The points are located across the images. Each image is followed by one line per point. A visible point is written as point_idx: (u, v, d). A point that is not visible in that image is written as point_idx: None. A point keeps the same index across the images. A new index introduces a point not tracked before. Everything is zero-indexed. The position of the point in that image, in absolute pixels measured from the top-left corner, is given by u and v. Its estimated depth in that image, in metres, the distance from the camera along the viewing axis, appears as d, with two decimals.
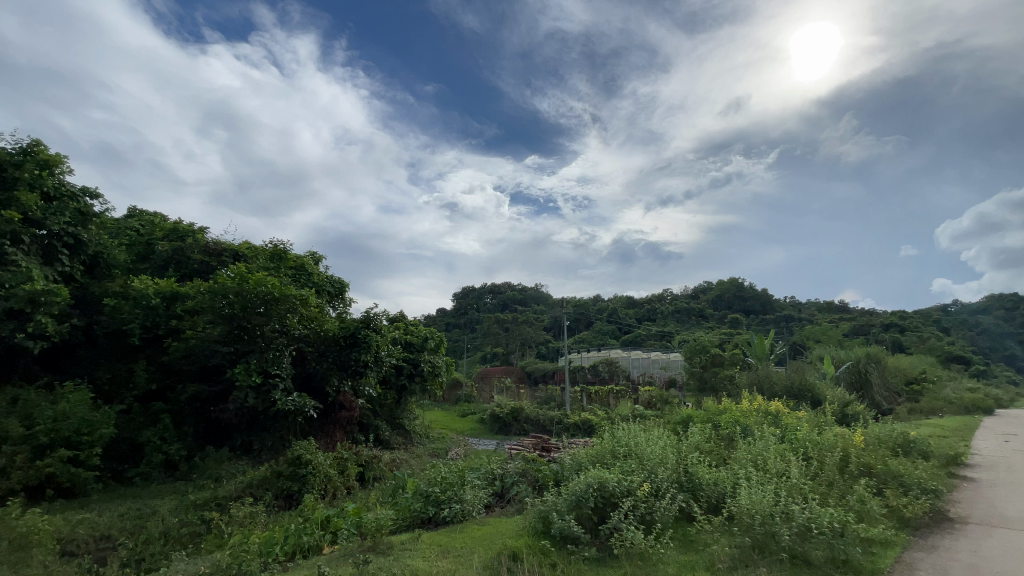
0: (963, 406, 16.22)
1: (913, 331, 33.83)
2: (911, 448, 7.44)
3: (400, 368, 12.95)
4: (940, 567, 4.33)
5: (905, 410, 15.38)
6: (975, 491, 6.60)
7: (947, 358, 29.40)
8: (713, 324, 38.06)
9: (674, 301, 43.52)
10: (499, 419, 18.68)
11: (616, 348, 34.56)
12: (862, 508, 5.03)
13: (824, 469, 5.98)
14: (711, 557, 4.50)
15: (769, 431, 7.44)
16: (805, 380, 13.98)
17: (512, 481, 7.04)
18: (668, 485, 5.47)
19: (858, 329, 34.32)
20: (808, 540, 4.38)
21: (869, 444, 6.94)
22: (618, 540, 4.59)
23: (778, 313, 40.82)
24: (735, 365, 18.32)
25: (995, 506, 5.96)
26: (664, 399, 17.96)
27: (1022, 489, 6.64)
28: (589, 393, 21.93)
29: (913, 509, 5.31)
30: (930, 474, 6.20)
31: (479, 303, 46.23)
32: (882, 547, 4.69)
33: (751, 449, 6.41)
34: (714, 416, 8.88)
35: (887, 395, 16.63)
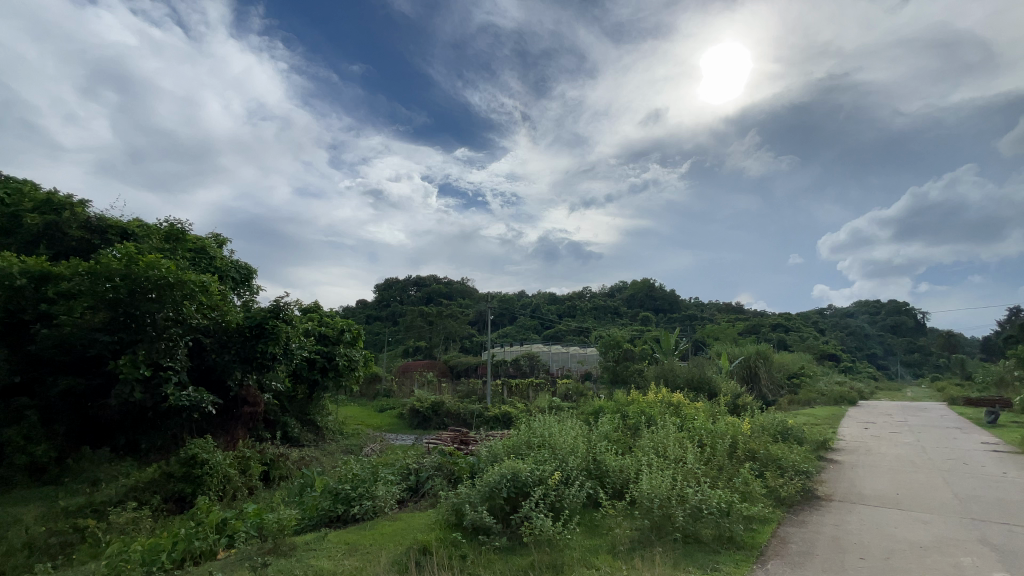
0: (832, 398, 18.60)
1: (795, 331, 38.04)
2: (788, 435, 8.38)
3: (313, 361, 12.34)
4: (807, 540, 4.92)
5: (785, 401, 17.27)
6: (838, 472, 7.60)
7: (822, 355, 33.40)
8: (628, 321, 40.20)
9: (593, 299, 45.36)
10: (418, 413, 18.43)
11: (537, 342, 35.40)
12: (746, 490, 5.57)
13: (716, 455, 6.57)
14: (614, 540, 4.77)
15: (671, 420, 7.99)
16: (704, 374, 15.22)
17: (427, 475, 6.98)
18: (578, 473, 5.72)
19: (751, 328, 37.96)
20: (699, 520, 4.78)
21: (755, 432, 7.71)
22: (528, 529, 4.67)
23: (685, 312, 44.03)
24: (644, 360, 19.50)
25: (854, 484, 6.89)
26: (580, 391, 18.71)
27: (874, 469, 7.75)
28: (509, 387, 22.30)
29: (788, 489, 5.97)
30: (803, 457, 7.03)
31: (402, 296, 45.11)
32: (761, 524, 5.23)
33: (654, 437, 6.84)
34: (622, 407, 9.39)
35: (772, 387, 18.57)
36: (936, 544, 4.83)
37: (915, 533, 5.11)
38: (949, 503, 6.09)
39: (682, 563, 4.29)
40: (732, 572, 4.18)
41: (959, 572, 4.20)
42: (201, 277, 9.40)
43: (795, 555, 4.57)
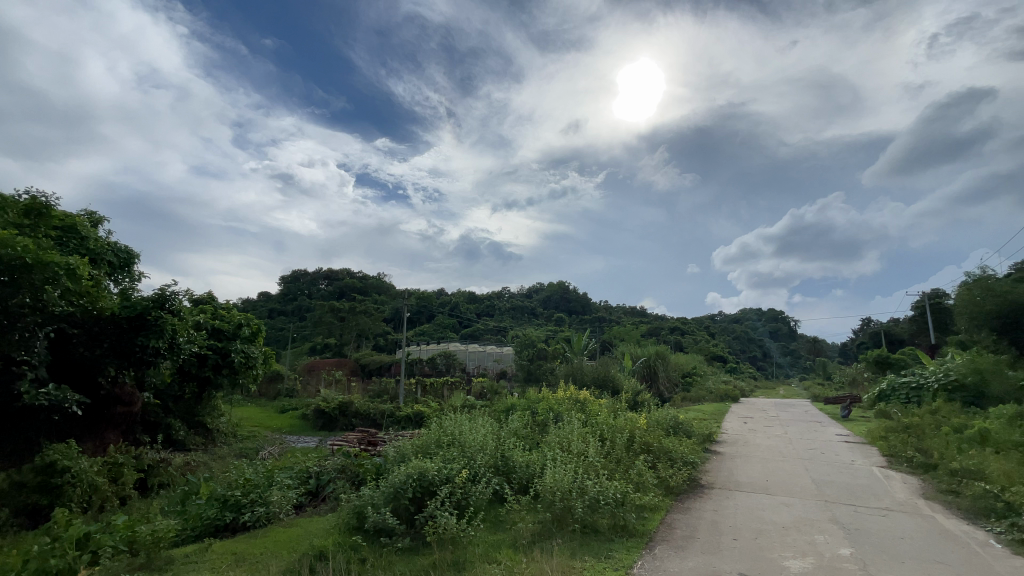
0: (719, 395, 20.54)
1: (691, 334, 41.49)
2: (679, 429, 9.13)
3: (204, 357, 11.19)
4: (689, 525, 5.40)
5: (679, 399, 18.79)
6: (720, 462, 8.42)
7: (713, 356, 36.80)
8: (543, 321, 41.39)
9: (511, 299, 46.03)
10: (324, 413, 17.57)
11: (454, 340, 35.26)
12: (640, 480, 5.99)
13: (615, 448, 6.98)
14: (516, 534, 4.90)
15: (576, 416, 8.36)
16: (609, 372, 16.11)
17: (328, 478, 6.66)
18: (485, 470, 5.79)
19: (654, 330, 40.79)
20: (596, 510, 5.05)
21: (651, 427, 8.29)
22: (431, 527, 4.63)
23: (596, 315, 46.23)
24: (556, 358, 20.19)
25: (732, 473, 7.69)
26: (493, 390, 18.92)
27: (749, 459, 8.67)
28: (423, 386, 21.96)
29: (676, 479, 6.50)
30: (691, 450, 7.69)
31: (312, 290, 42.64)
32: (652, 512, 5.63)
33: (561, 433, 7.09)
34: (533, 404, 9.66)
35: (669, 385, 20.11)
36: (795, 524, 5.51)
37: (780, 515, 5.80)
38: (807, 487, 6.99)
39: (579, 553, 4.51)
40: (623, 557, 4.48)
41: (810, 547, 4.85)
42: (68, 258, 8.12)
43: (680, 539, 4.99)
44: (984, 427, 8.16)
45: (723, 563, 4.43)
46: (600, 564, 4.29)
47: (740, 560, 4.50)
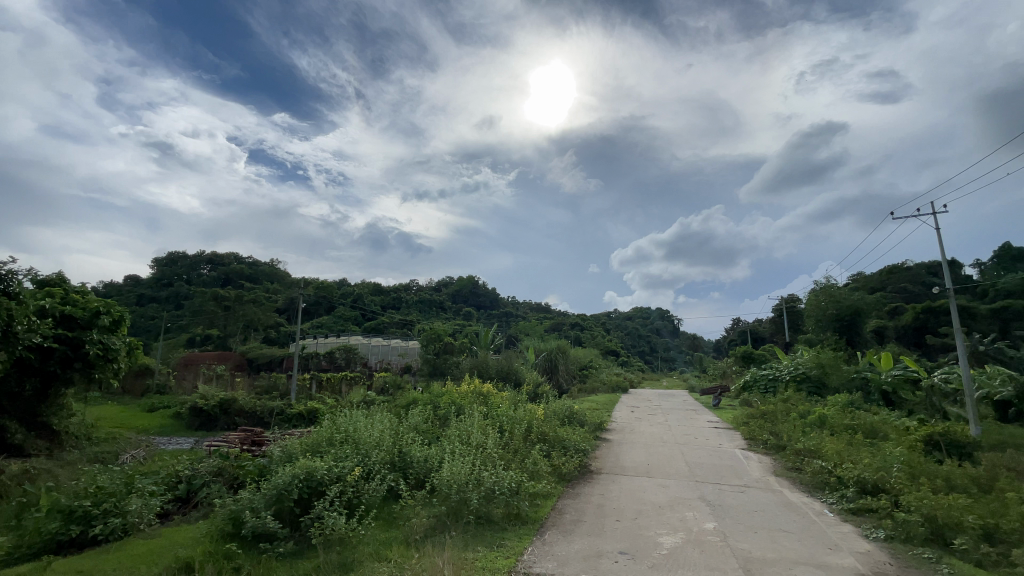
0: (611, 387, 21.98)
1: (590, 330, 43.86)
2: (574, 419, 9.60)
3: (49, 349, 9.58)
4: (577, 509, 5.71)
5: (576, 391, 19.81)
6: (608, 449, 9.01)
7: (607, 351, 39.28)
8: (450, 315, 41.19)
9: (418, 292, 45.14)
10: (202, 412, 15.92)
11: (355, 333, 33.78)
12: (534, 469, 6.21)
13: (513, 439, 7.15)
14: (410, 530, 4.85)
15: (477, 409, 8.43)
16: (512, 365, 16.48)
17: (202, 482, 6.04)
18: (380, 466, 5.64)
19: (556, 326, 42.46)
20: (491, 500, 5.14)
21: (549, 417, 8.64)
22: (317, 530, 4.37)
23: (502, 310, 46.99)
24: (462, 352, 20.17)
25: (619, 459, 8.27)
26: (396, 384, 18.43)
27: (634, 445, 9.40)
28: (319, 381, 20.77)
29: (569, 466, 6.85)
30: (583, 438, 8.14)
31: (191, 275, 38.21)
32: (544, 499, 5.87)
33: (460, 426, 7.10)
34: (435, 398, 9.58)
35: (568, 378, 21.09)
36: (670, 503, 6.06)
37: (657, 495, 6.35)
38: (682, 469, 7.72)
39: (472, 543, 4.57)
40: (514, 544, 4.62)
41: (682, 523, 5.36)
42: None
43: (568, 523, 5.26)
44: (823, 413, 9.63)
45: (606, 543, 4.74)
46: (492, 553, 4.37)
47: (620, 539, 4.85)
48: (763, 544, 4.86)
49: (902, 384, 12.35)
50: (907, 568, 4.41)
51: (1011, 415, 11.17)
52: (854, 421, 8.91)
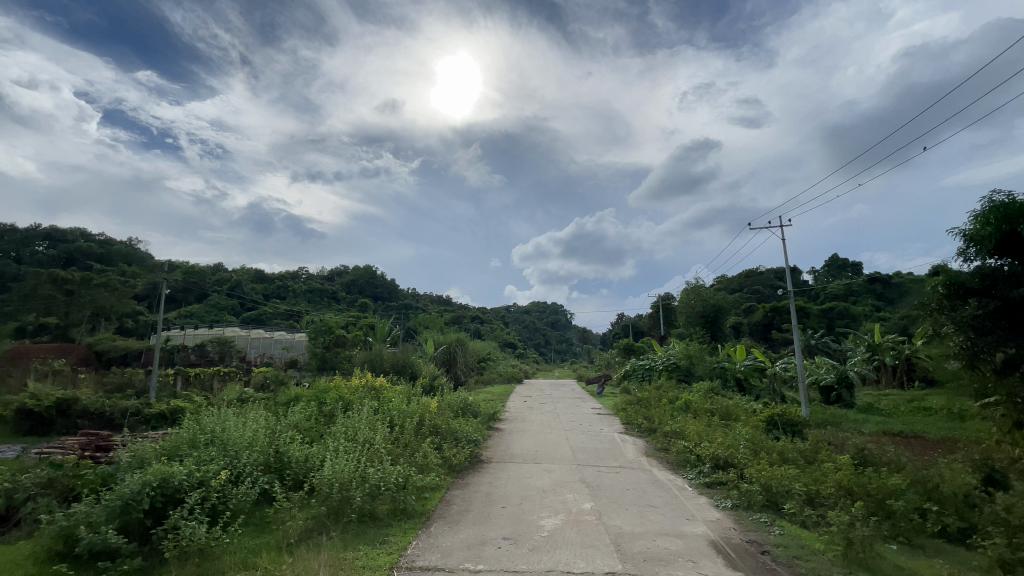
0: (506, 378, 22.56)
1: (488, 323, 44.48)
2: (467, 411, 9.69)
3: None
4: (464, 500, 5.78)
5: (472, 383, 20.02)
6: (499, 438, 9.25)
7: (504, 343, 40.14)
8: (343, 306, 39.18)
9: (307, 281, 42.21)
10: (32, 415, 13.41)
11: (233, 324, 30.69)
12: (424, 462, 6.16)
13: (403, 433, 7.01)
14: (284, 534, 4.56)
15: (367, 404, 8.13)
16: (408, 358, 16.16)
17: (25, 497, 5.09)
18: (252, 468, 5.22)
19: (456, 319, 42.40)
20: (376, 497, 5.00)
21: (442, 410, 8.62)
22: (171, 542, 3.90)
23: (400, 302, 45.82)
24: (355, 345, 19.31)
25: (509, 447, 8.51)
26: (279, 379, 17.13)
27: (523, 434, 9.74)
28: (187, 376, 18.57)
29: (459, 457, 6.90)
30: (475, 429, 8.26)
31: (21, 251, 31.83)
32: (432, 491, 5.86)
33: (347, 422, 6.80)
34: (322, 393, 9.06)
35: (465, 370, 21.20)
36: (554, 487, 6.38)
37: (542, 480, 6.64)
38: (566, 454, 8.16)
39: (353, 543, 4.41)
40: (398, 539, 4.55)
41: (563, 505, 5.68)
42: None
43: (455, 514, 5.31)
44: (689, 399, 10.79)
45: (490, 530, 4.86)
46: (374, 551, 4.26)
47: (504, 525, 5.00)
48: (633, 520, 5.31)
49: (752, 372, 14.43)
50: (747, 531, 5.11)
51: (831, 397, 13.45)
52: (714, 405, 10.11)
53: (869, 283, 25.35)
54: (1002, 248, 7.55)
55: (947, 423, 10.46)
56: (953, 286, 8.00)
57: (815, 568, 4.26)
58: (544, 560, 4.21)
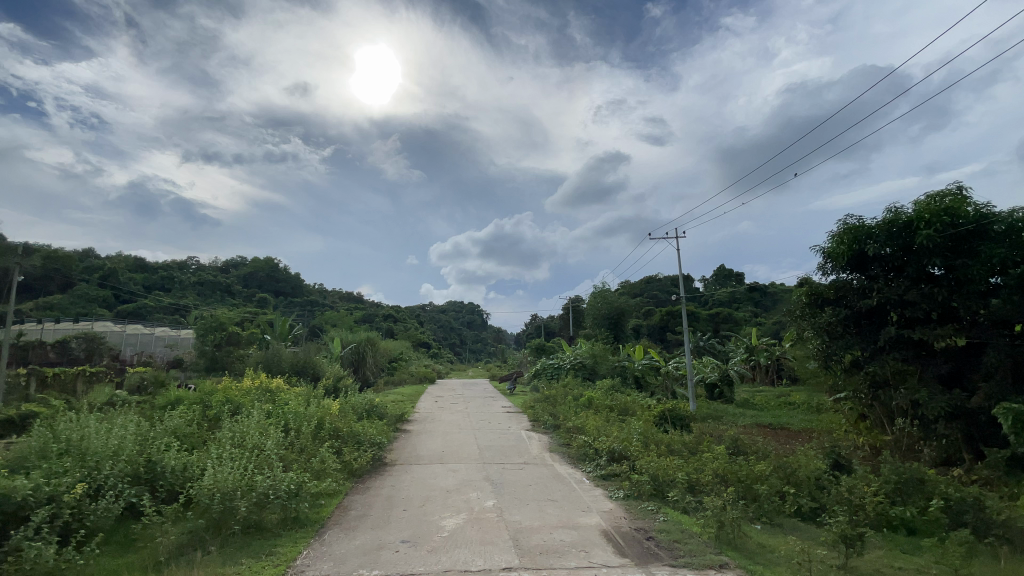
0: (418, 377, 22.18)
1: (401, 322, 43.43)
2: (372, 412, 9.39)
3: None
4: (363, 504, 5.59)
5: (381, 384, 19.43)
6: (405, 439, 9.07)
7: (417, 343, 39.41)
8: (240, 301, 36.10)
9: (197, 272, 38.27)
10: None
11: (103, 318, 26.99)
12: (320, 468, 5.87)
13: (299, 437, 6.62)
14: (155, 551, 4.12)
15: (260, 407, 7.58)
16: (310, 358, 15.27)
17: None
18: (117, 480, 4.63)
19: (366, 317, 40.89)
20: (264, 507, 4.68)
21: (344, 412, 8.27)
22: (10, 567, 3.36)
23: (305, 298, 43.19)
24: (250, 344, 17.87)
25: (415, 448, 8.38)
26: (159, 381, 15.37)
27: (431, 434, 9.63)
28: (42, 378, 15.97)
29: (360, 461, 6.66)
30: (379, 431, 8.03)
31: None
32: (329, 497, 5.62)
33: (234, 427, 6.27)
34: (208, 394, 8.28)
35: (373, 370, 20.51)
36: (457, 487, 6.37)
37: (446, 481, 6.62)
38: (472, 453, 8.19)
39: (234, 557, 4.09)
40: (288, 550, 4.30)
41: (466, 504, 5.70)
42: None
43: (352, 520, 5.12)
44: (592, 396, 11.35)
45: (389, 534, 4.76)
46: (258, 564, 3.98)
47: (404, 527, 4.91)
48: (532, 515, 5.47)
49: (649, 371, 15.50)
50: (636, 519, 5.48)
51: (715, 393, 14.86)
52: (614, 402, 10.73)
53: (750, 292, 28.37)
54: (852, 265, 8.79)
55: (806, 415, 12.01)
56: (813, 296, 9.22)
57: (693, 549, 4.68)
58: (442, 561, 4.20)
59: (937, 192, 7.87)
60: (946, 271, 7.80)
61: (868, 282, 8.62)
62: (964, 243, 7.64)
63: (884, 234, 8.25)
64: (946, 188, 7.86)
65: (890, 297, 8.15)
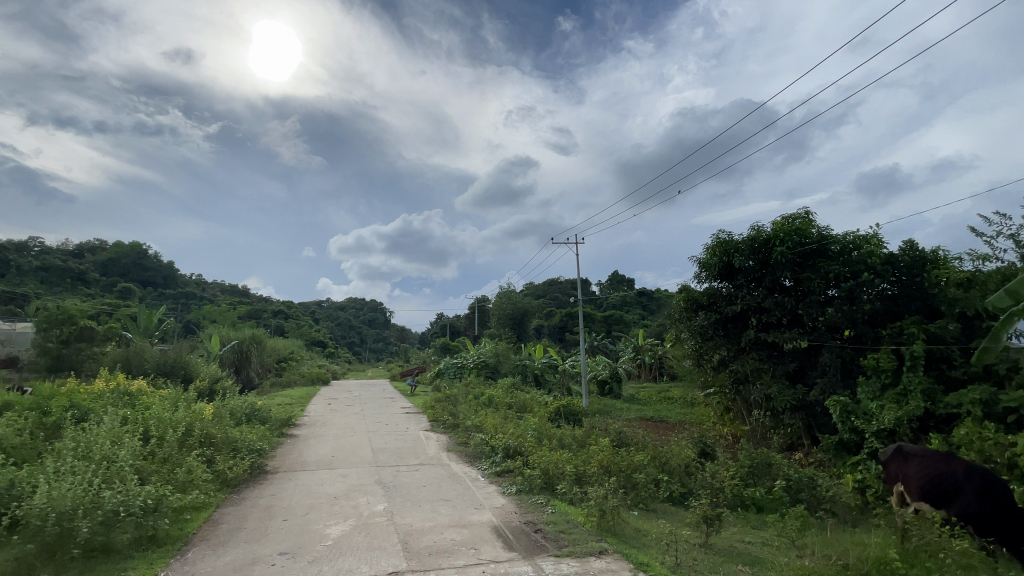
0: (311, 379, 20.80)
1: (293, 319, 40.61)
2: (254, 416, 8.67)
3: None
4: (237, 517, 5.13)
5: (267, 385, 18.00)
6: (292, 444, 8.50)
7: (311, 342, 37.08)
8: (96, 291, 31.30)
9: (40, 255, 32.49)
10: None
11: None
12: (185, 479, 5.29)
13: (162, 445, 5.90)
14: None
15: (115, 413, 6.65)
16: (181, 357, 13.69)
17: None
18: None
19: (253, 313, 37.62)
20: (113, 526, 4.10)
21: (220, 416, 7.54)
22: None
23: (180, 291, 38.62)
24: (108, 341, 15.59)
25: (301, 454, 7.88)
26: None
27: (321, 438, 9.13)
28: None
29: (235, 470, 6.11)
30: (260, 437, 7.44)
31: None
32: (195, 512, 5.09)
33: (78, 436, 5.42)
34: (46, 399, 7.08)
35: (259, 371, 18.94)
36: (346, 492, 6.10)
37: (334, 486, 6.31)
38: (365, 457, 7.89)
39: None
40: (139, 573, 3.81)
41: (354, 510, 5.48)
42: None
43: (222, 534, 4.67)
44: (491, 395, 11.52)
45: (265, 546, 4.42)
46: None
47: (282, 539, 4.59)
48: (423, 516, 5.41)
49: (547, 369, 16.09)
50: (526, 513, 5.66)
51: (606, 389, 15.85)
52: (513, 399, 10.97)
53: (639, 296, 30.66)
54: (722, 275, 9.87)
55: (682, 409, 13.25)
56: (690, 302, 10.21)
57: (576, 538, 4.94)
58: (324, 570, 4.00)
59: (790, 214, 9.12)
60: (795, 282, 9.05)
61: (734, 290, 9.72)
62: (808, 259, 8.93)
63: (747, 249, 9.39)
64: (797, 212, 9.13)
65: (751, 304, 9.30)
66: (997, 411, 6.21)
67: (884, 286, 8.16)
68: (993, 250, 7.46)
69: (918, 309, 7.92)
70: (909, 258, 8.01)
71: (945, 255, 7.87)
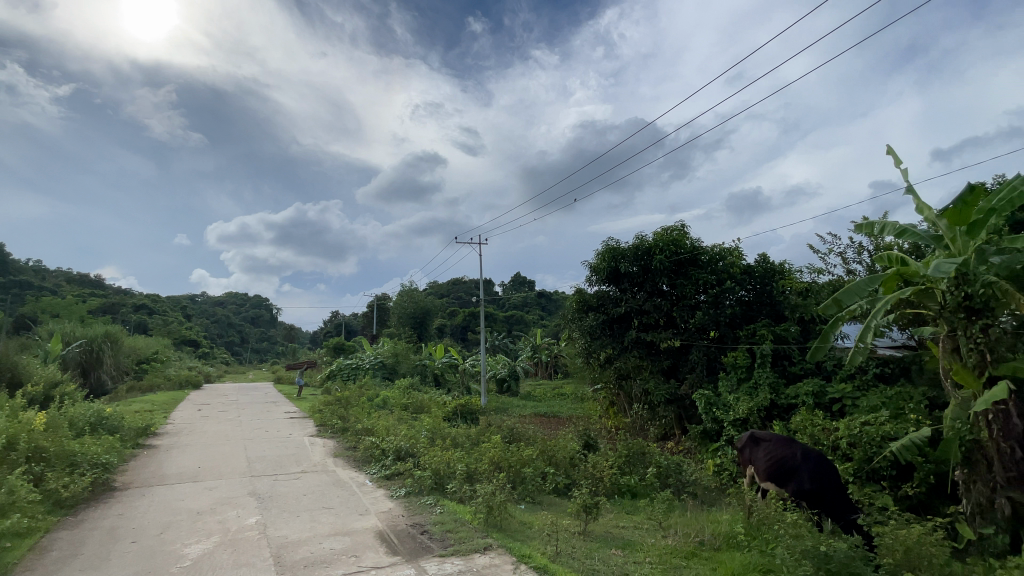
0: (178, 383, 18.50)
1: (159, 315, 35.91)
2: (100, 426, 7.51)
3: None
4: (74, 542, 4.43)
5: (123, 390, 15.69)
6: (148, 456, 7.51)
7: (181, 341, 33.07)
8: None
9: None
10: None
11: None
12: (4, 501, 4.43)
13: None
14: None
15: None
16: (7, 356, 11.41)
17: None
18: None
19: (108, 307, 32.60)
20: None
21: (55, 425, 6.43)
22: None
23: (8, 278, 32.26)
24: None
25: (159, 467, 7.00)
26: None
27: (186, 448, 8.20)
28: None
29: (73, 487, 5.27)
30: (107, 448, 6.47)
31: None
32: (16, 539, 4.29)
33: None
34: None
35: (113, 373, 16.45)
36: (211, 506, 5.54)
37: (198, 500, 5.70)
38: (237, 467, 7.23)
39: None
40: None
41: (219, 525, 5.00)
42: None
43: (51, 564, 4.00)
44: (386, 396, 11.15)
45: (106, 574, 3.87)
46: None
47: (130, 563, 4.06)
48: (301, 526, 5.09)
49: (447, 368, 15.95)
50: (413, 515, 5.57)
51: (503, 387, 16.16)
52: (409, 400, 10.73)
53: (538, 297, 31.72)
54: (610, 279, 10.55)
55: (572, 405, 13.92)
56: (581, 303, 10.76)
57: (463, 536, 4.97)
58: None
59: (669, 226, 10.04)
60: (671, 288, 9.95)
61: (620, 293, 10.44)
62: (682, 267, 9.88)
63: (632, 255, 10.15)
64: (675, 225, 10.08)
65: (633, 307, 10.05)
66: (823, 400, 7.37)
67: (742, 293, 9.29)
68: (825, 265, 8.82)
69: (768, 314, 9.14)
70: (762, 269, 9.22)
71: (790, 268, 9.15)
